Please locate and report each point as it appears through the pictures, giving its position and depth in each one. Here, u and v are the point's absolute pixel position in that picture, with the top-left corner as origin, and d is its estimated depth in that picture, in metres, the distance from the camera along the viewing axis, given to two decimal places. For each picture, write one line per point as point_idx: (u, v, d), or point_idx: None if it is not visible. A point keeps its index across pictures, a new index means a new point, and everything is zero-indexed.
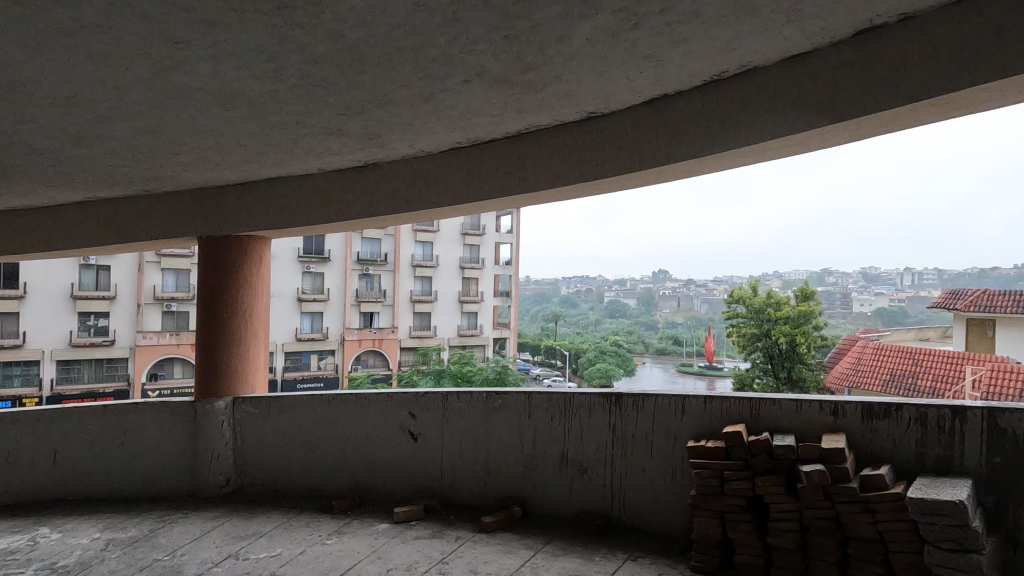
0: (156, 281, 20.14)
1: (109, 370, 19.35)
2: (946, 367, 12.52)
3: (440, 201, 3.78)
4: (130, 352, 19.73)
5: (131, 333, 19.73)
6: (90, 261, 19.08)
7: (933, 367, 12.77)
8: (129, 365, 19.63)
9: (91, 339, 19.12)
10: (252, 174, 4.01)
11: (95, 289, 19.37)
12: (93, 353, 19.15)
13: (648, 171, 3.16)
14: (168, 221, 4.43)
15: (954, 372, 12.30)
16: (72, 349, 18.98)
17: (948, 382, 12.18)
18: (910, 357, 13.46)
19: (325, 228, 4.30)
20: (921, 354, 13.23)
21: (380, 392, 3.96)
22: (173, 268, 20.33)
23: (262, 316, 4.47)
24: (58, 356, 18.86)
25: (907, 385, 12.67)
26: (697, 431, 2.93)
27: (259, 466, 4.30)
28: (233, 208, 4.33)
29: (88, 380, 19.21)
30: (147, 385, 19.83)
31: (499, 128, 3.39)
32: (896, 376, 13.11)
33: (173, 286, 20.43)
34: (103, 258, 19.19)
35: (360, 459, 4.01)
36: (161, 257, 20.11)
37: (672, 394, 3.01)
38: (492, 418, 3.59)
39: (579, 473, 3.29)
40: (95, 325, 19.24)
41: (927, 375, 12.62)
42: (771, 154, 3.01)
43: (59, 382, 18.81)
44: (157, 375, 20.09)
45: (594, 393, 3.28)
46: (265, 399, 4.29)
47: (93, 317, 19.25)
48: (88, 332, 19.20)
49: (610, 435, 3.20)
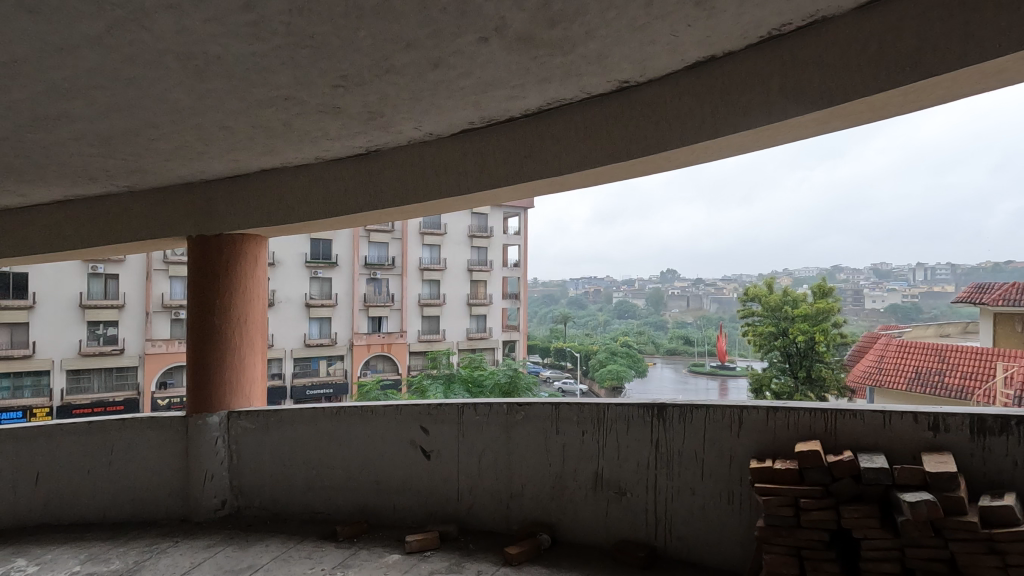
0: (164, 289, 20.11)
1: (119, 379, 19.15)
2: (975, 364, 11.89)
3: (452, 191, 3.38)
4: (140, 361, 19.55)
5: (140, 342, 19.58)
6: (98, 270, 18.90)
7: (960, 363, 12.15)
8: (139, 374, 19.45)
9: (100, 348, 18.92)
10: (244, 165, 3.64)
11: (104, 298, 19.18)
12: (102, 362, 18.93)
13: (691, 147, 2.74)
14: (153, 219, 4.05)
15: (984, 369, 11.68)
16: (81, 359, 18.75)
17: (977, 380, 11.56)
18: (937, 353, 12.86)
19: (327, 225, 3.92)
20: (947, 351, 12.65)
21: (388, 405, 3.57)
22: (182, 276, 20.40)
23: (258, 323, 4.10)
24: (68, 366, 18.62)
25: (933, 384, 12.10)
26: (758, 448, 2.51)
27: (257, 486, 3.91)
28: (223, 203, 3.95)
29: (98, 390, 19.01)
30: (157, 394, 19.73)
31: (517, 104, 2.98)
32: (921, 374, 12.49)
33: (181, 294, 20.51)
34: (112, 266, 19.05)
35: (368, 480, 3.61)
36: (168, 265, 20.11)
37: (726, 405, 2.59)
38: (514, 432, 3.19)
39: (617, 496, 2.87)
40: (105, 334, 19.07)
41: (955, 372, 12.02)
42: (837, 125, 2.58)
43: (69, 392, 18.62)
44: (166, 383, 19.98)
45: (632, 404, 2.87)
46: (262, 413, 3.90)
47: (102, 326, 19.07)
48: (97, 340, 18.99)
49: (652, 452, 2.78)
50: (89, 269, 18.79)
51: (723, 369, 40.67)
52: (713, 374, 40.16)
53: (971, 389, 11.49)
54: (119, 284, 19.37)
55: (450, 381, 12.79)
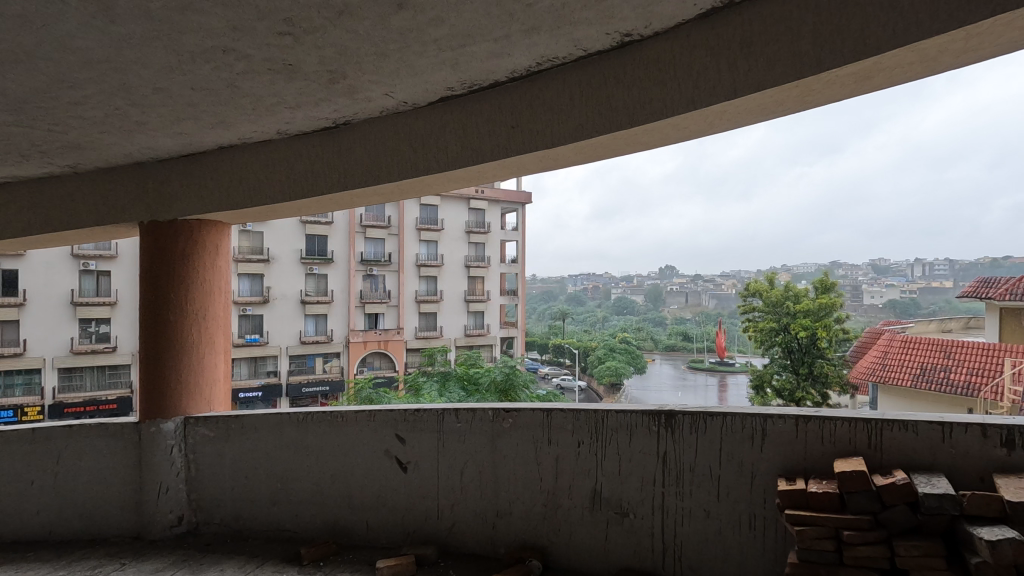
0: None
1: (112, 377, 18.79)
2: (982, 360, 11.38)
3: (430, 168, 2.98)
4: (133, 359, 19.27)
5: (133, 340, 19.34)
6: (90, 266, 18.61)
7: (967, 360, 11.66)
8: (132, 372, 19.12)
9: (92, 346, 18.51)
10: (196, 141, 3.23)
11: (95, 295, 18.76)
12: (94, 360, 18.51)
13: (705, 110, 2.35)
14: (101, 204, 3.64)
15: (991, 365, 11.18)
16: (73, 357, 18.31)
17: (984, 376, 11.10)
18: (942, 350, 12.48)
19: (297, 210, 3.53)
20: (954, 347, 12.22)
21: (360, 410, 3.17)
22: None
23: (220, 320, 3.71)
24: (59, 364, 18.17)
25: (938, 381, 11.66)
26: (782, 465, 2.13)
27: (217, 500, 3.51)
28: (176, 185, 3.53)
29: (91, 388, 18.59)
30: None
31: (502, 63, 2.57)
32: (926, 370, 12.08)
33: None
34: (104, 263, 18.83)
35: (338, 494, 3.21)
36: None
37: (746, 412, 2.21)
38: (501, 442, 2.79)
39: (618, 517, 2.47)
40: (97, 331, 18.65)
41: (961, 368, 11.55)
42: (877, 81, 2.18)
43: (61, 390, 18.20)
44: None
45: (635, 411, 2.48)
46: (222, 418, 3.49)
47: (94, 324, 18.63)
48: (90, 338, 18.59)
49: (659, 467, 2.39)
50: (80, 266, 18.47)
51: (722, 365, 40.41)
52: (712, 370, 39.92)
53: (978, 385, 11.02)
54: (111, 281, 19.04)
55: (446, 379, 12.39)
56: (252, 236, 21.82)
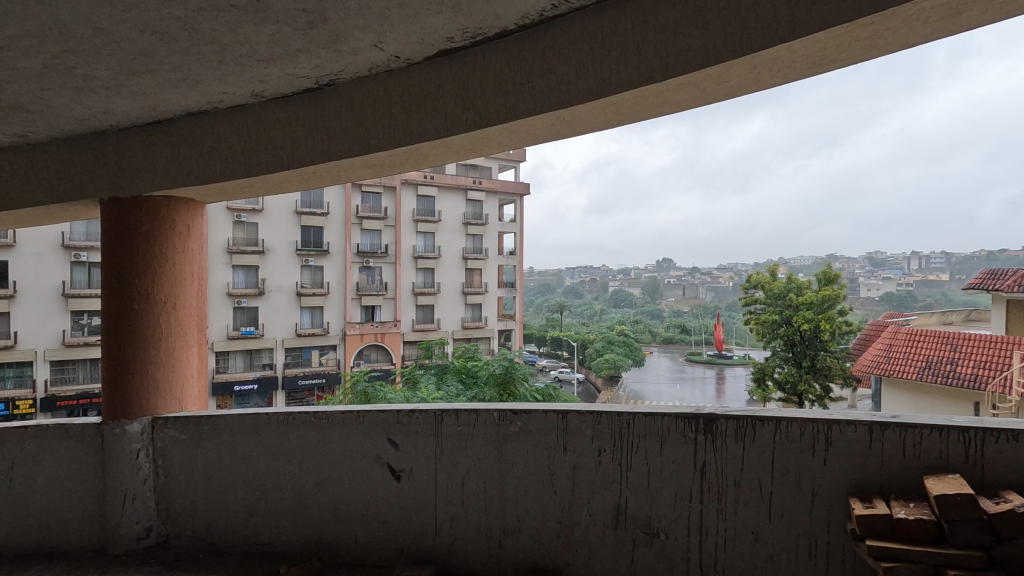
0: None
1: None
2: (989, 352, 10.90)
3: (428, 136, 2.61)
4: None
5: None
6: (81, 258, 18.20)
7: (974, 352, 11.20)
8: None
9: (85, 338, 18.16)
10: (160, 106, 2.83)
11: (87, 287, 18.37)
12: (87, 353, 18.12)
13: (755, 57, 1.97)
14: (57, 178, 3.24)
15: (998, 358, 10.68)
16: (66, 349, 17.89)
17: (991, 368, 10.64)
18: (948, 342, 11.98)
19: (277, 185, 3.16)
20: (960, 338, 11.70)
21: (349, 411, 2.81)
22: None
23: (192, 308, 3.34)
24: (52, 357, 17.72)
25: (942, 374, 11.22)
26: (851, 480, 1.87)
27: (190, 509, 3.14)
28: (140, 157, 3.13)
29: (83, 381, 18.18)
30: None
31: (511, 5, 2.18)
32: (932, 363, 11.66)
33: None
34: (95, 254, 18.43)
35: (323, 505, 2.84)
36: None
37: (807, 418, 1.93)
38: (508, 448, 2.44)
39: (647, 538, 2.13)
40: (89, 324, 18.30)
41: (967, 361, 11.09)
42: (964, 15, 1.81)
43: (54, 383, 17.73)
44: None
45: (666, 414, 2.14)
46: (194, 418, 3.11)
47: (86, 316, 18.27)
48: (82, 331, 18.23)
49: (697, 480, 2.06)
50: (72, 258, 18.09)
51: (720, 358, 40.30)
52: (710, 362, 39.75)
53: (984, 378, 10.56)
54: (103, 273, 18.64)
55: (444, 372, 12.04)
56: (246, 227, 21.50)
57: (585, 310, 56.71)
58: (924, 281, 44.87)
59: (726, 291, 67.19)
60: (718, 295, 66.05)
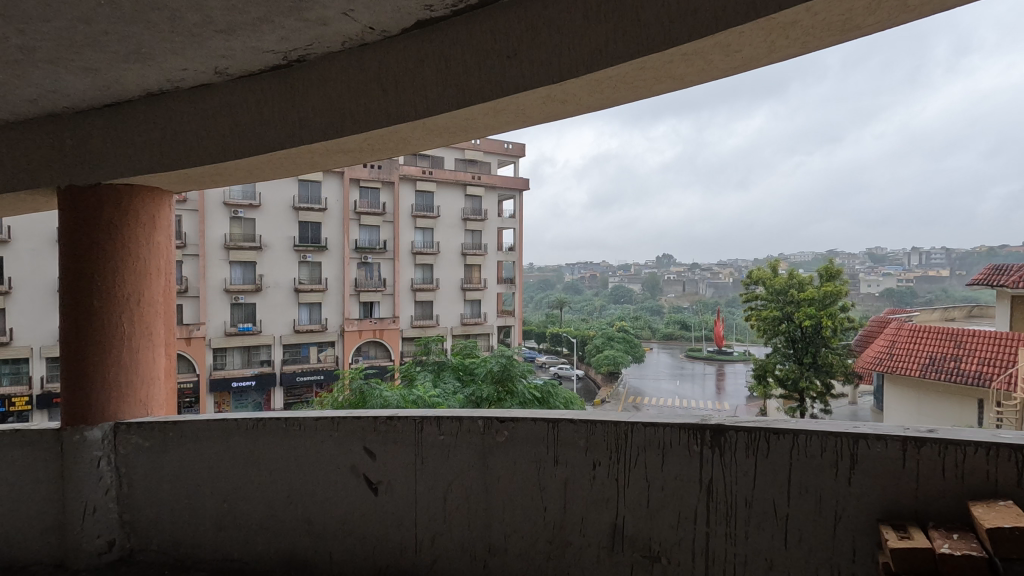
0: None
1: None
2: (993, 348, 10.64)
3: (409, 116, 2.38)
4: None
5: None
6: None
7: (977, 348, 10.93)
8: None
9: None
10: (115, 85, 2.60)
11: None
12: None
13: (768, 22, 1.75)
14: (12, 166, 3.02)
15: (1002, 354, 10.44)
16: None
17: (997, 365, 10.39)
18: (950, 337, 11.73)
19: (249, 173, 2.94)
20: (962, 334, 11.44)
21: (324, 418, 2.59)
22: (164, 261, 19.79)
23: (158, 305, 3.11)
24: (47, 354, 17.49)
25: (946, 371, 10.94)
26: (877, 501, 1.70)
27: (156, 521, 2.91)
28: (99, 141, 2.89)
29: None
30: None
31: None
32: (935, 360, 11.39)
33: None
34: None
35: (296, 519, 2.62)
36: None
37: (830, 431, 1.75)
38: (494, 460, 2.22)
39: (647, 563, 1.93)
40: None
41: (972, 358, 10.82)
42: None
43: (50, 379, 17.57)
44: None
45: (670, 425, 1.93)
46: (159, 424, 2.89)
47: None
48: None
49: (702, 499, 1.87)
50: None
51: (720, 354, 40.11)
52: (710, 358, 39.57)
53: (990, 376, 10.29)
54: None
55: (441, 369, 11.85)
56: (243, 222, 21.28)
57: (585, 308, 56.61)
58: (925, 278, 44.82)
59: (726, 287, 67.25)
60: (718, 292, 66.03)
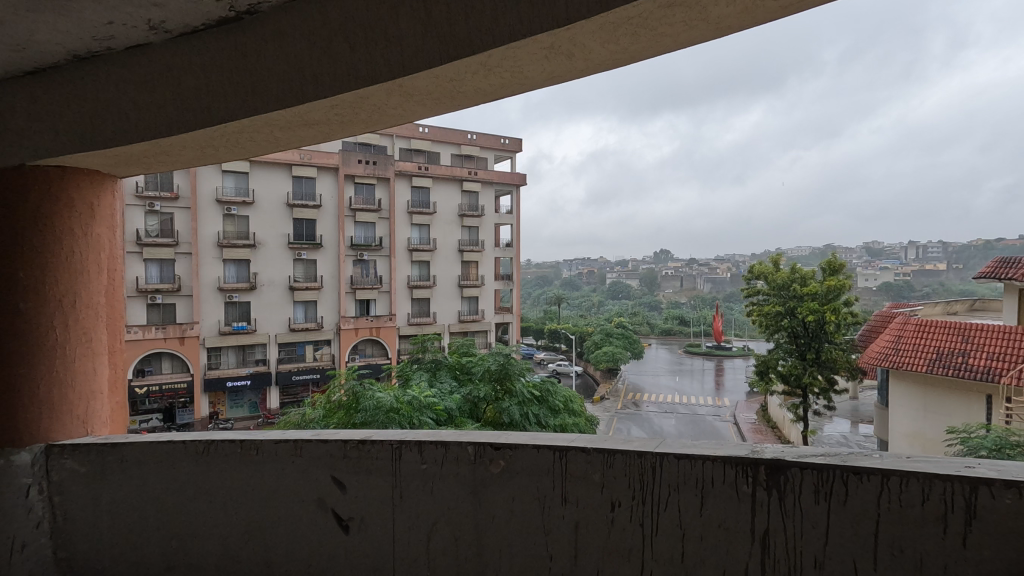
0: (138, 273, 19.24)
1: None
2: (1004, 344, 10.00)
3: (384, 75, 1.96)
4: None
5: None
6: None
7: (987, 344, 10.28)
8: None
9: None
10: (28, 42, 2.18)
11: None
12: None
13: None
14: None
15: (1014, 350, 9.81)
16: None
17: (1008, 361, 9.78)
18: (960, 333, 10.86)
19: (200, 152, 2.53)
20: (972, 327, 10.73)
21: (285, 440, 2.19)
22: (157, 260, 19.44)
23: (100, 306, 2.69)
24: None
25: (954, 367, 10.34)
26: (999, 565, 1.40)
27: (94, 559, 2.48)
28: (22, 114, 2.46)
29: None
30: (135, 382, 18.90)
31: None
32: (943, 355, 10.78)
33: (157, 278, 19.53)
34: None
35: (253, 560, 2.21)
36: (142, 247, 19.18)
37: (935, 473, 1.45)
38: (487, 496, 1.84)
39: None
40: None
41: (981, 353, 10.21)
42: None
43: None
44: (144, 371, 19.26)
45: (716, 461, 1.62)
46: (97, 446, 2.46)
47: None
48: None
49: (756, 552, 1.57)
50: None
51: (720, 350, 39.76)
52: (709, 354, 39.18)
53: (1001, 372, 9.68)
54: None
55: (437, 368, 11.43)
56: (236, 220, 20.81)
57: (584, 304, 56.41)
58: (921, 271, 44.75)
59: (724, 282, 67.20)
60: (716, 287, 65.88)
